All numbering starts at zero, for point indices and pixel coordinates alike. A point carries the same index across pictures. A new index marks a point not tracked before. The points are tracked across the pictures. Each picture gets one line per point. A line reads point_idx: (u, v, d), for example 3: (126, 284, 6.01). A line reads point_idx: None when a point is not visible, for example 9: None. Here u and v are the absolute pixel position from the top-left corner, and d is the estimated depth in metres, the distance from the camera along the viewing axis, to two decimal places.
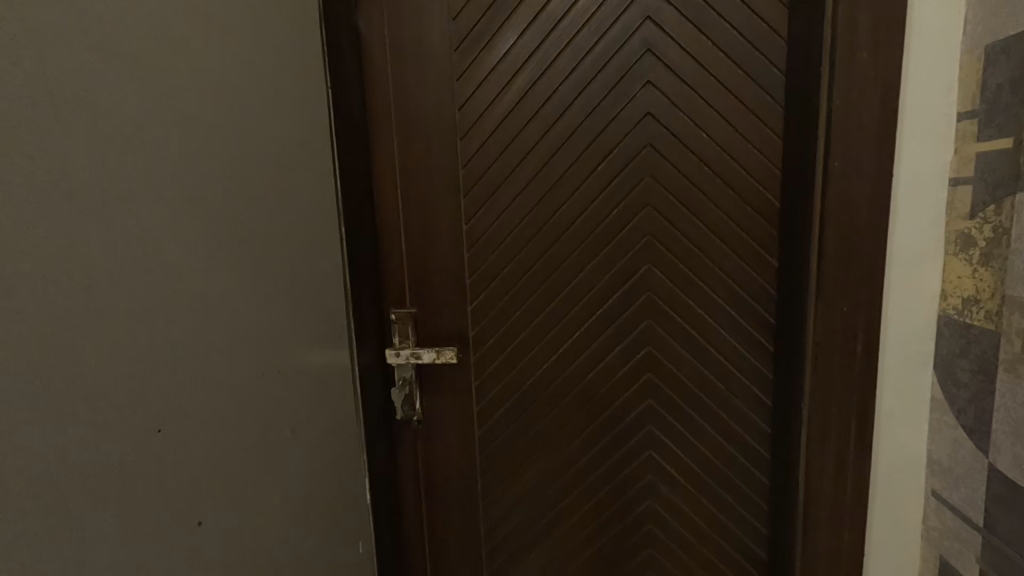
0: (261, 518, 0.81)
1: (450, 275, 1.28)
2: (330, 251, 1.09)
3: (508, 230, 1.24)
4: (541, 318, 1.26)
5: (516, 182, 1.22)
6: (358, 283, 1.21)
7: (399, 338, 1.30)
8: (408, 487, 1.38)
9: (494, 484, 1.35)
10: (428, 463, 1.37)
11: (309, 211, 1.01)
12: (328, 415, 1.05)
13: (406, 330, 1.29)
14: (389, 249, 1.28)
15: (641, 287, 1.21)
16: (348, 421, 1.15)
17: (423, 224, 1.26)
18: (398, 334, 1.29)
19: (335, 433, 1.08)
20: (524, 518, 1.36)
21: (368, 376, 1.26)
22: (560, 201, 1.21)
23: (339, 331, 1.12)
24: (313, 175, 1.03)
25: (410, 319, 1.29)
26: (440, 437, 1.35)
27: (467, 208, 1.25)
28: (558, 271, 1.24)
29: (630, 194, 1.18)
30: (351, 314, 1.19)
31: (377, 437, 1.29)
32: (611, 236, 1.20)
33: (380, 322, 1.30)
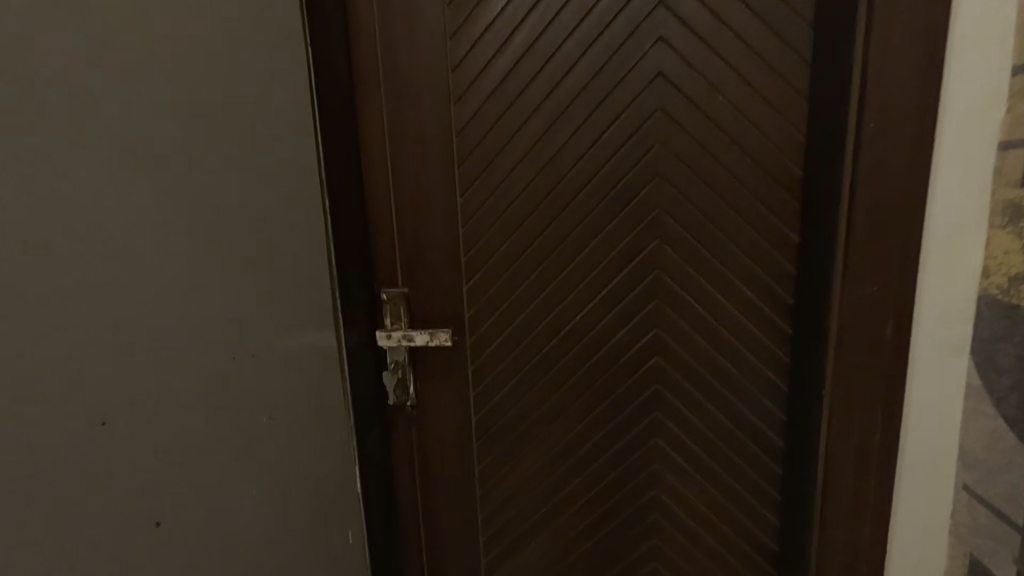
0: (234, 514, 0.74)
1: (444, 253, 1.19)
2: (314, 225, 1.01)
3: (504, 205, 1.15)
4: (541, 299, 1.18)
5: (513, 153, 1.13)
6: (345, 260, 1.12)
7: (391, 319, 1.22)
8: (401, 474, 1.33)
9: (491, 471, 1.29)
10: (423, 450, 1.31)
11: (288, 180, 0.92)
12: (312, 401, 0.98)
13: (398, 310, 1.22)
14: (379, 224, 1.20)
15: (647, 265, 1.13)
16: (335, 407, 1.08)
17: (414, 198, 1.18)
18: (389, 315, 1.22)
19: (320, 420, 1.01)
20: (521, 507, 1.30)
21: (358, 358, 1.18)
22: (561, 173, 1.12)
23: (324, 311, 1.05)
24: (293, 141, 0.94)
25: (402, 299, 1.21)
26: (435, 423, 1.29)
27: (462, 180, 1.16)
28: (559, 249, 1.15)
29: (636, 164, 1.09)
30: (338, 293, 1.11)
31: (368, 423, 1.22)
32: (616, 211, 1.12)
33: (370, 301, 1.22)
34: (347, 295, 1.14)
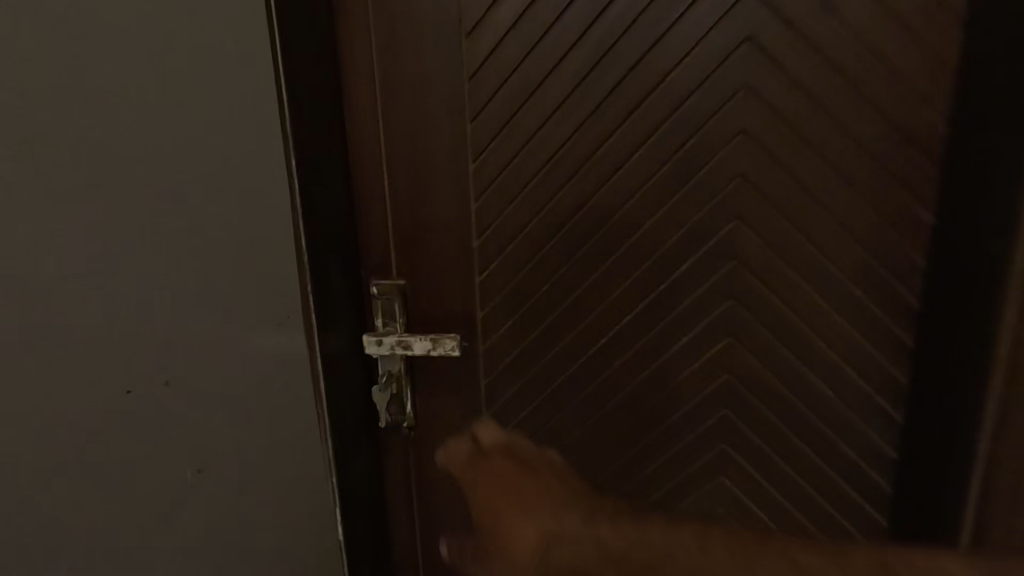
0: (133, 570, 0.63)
1: (451, 235, 0.92)
2: (263, 200, 0.75)
3: (530, 172, 0.88)
4: (576, 296, 0.91)
5: (544, 103, 0.85)
6: (321, 243, 0.85)
7: (383, 320, 0.96)
8: (394, 509, 1.07)
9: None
10: (422, 479, 1.05)
11: (209, 139, 0.67)
12: (238, 440, 0.73)
13: (393, 308, 0.96)
14: (366, 197, 0.93)
15: (720, 252, 0.86)
16: (296, 439, 0.82)
17: (413, 162, 0.90)
18: (381, 314, 0.96)
19: (258, 462, 0.76)
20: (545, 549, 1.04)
21: (339, 371, 0.91)
22: (609, 129, 0.84)
23: (279, 315, 0.78)
24: (219, 84, 0.68)
25: (397, 294, 0.95)
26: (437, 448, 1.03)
27: (476, 139, 0.88)
28: (604, 230, 0.88)
29: (712, 117, 0.81)
30: (311, 286, 0.84)
31: (352, 453, 0.95)
32: (683, 179, 0.84)
33: (355, 297, 0.95)
34: (323, 290, 0.86)
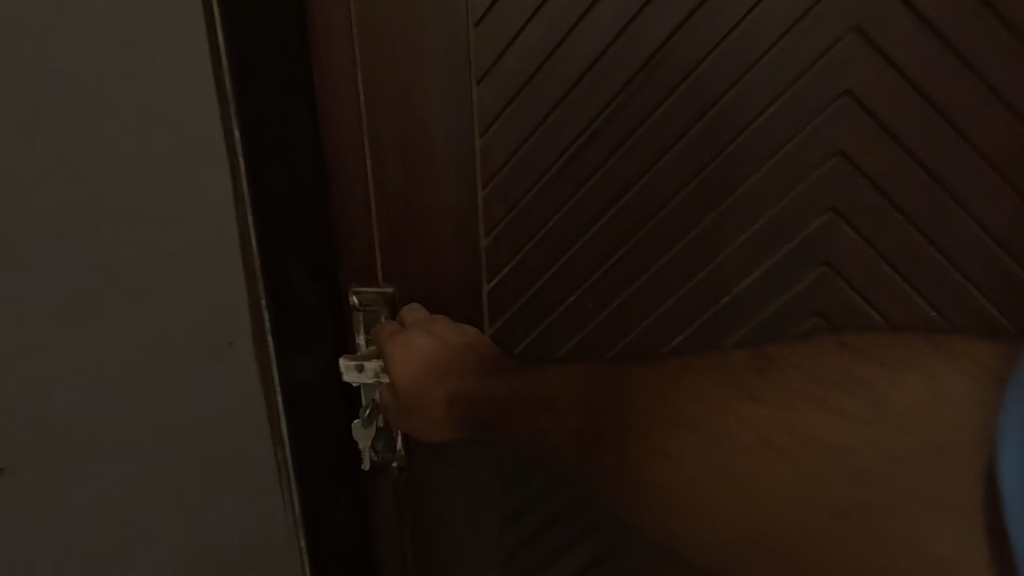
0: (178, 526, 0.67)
1: (451, 230, 0.72)
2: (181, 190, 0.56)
3: (555, 152, 0.68)
4: (613, 310, 0.72)
5: (574, 58, 0.65)
6: (279, 246, 0.63)
7: (367, 333, 0.77)
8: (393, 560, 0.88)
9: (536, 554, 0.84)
10: (421, 526, 0.85)
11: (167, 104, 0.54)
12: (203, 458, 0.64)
13: (379, 320, 0.76)
14: (342, 183, 0.72)
15: (805, 254, 0.66)
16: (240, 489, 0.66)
17: (401, 137, 0.70)
18: (363, 328, 0.77)
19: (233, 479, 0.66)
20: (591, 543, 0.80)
21: (307, 409, 0.71)
22: (660, 95, 0.64)
23: (207, 344, 0.61)
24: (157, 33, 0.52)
25: (383, 305, 0.76)
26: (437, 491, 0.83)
27: (485, 108, 0.68)
28: (653, 224, 0.68)
29: (798, 78, 0.62)
30: (268, 309, 0.61)
31: (335, 495, 0.77)
32: (755, 161, 0.64)
33: (329, 311, 0.75)
34: (284, 311, 0.65)
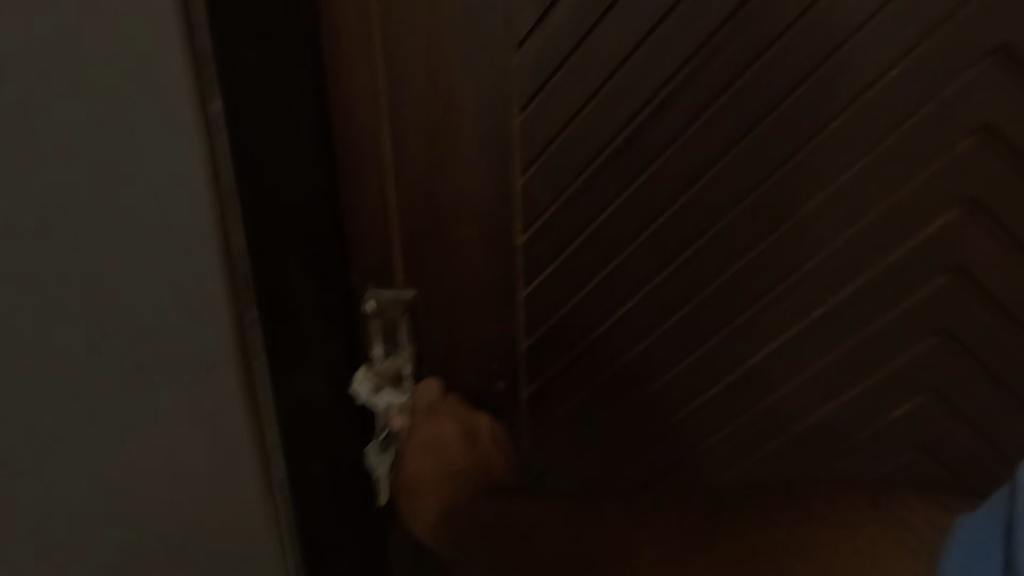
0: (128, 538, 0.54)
1: (487, 224, 0.61)
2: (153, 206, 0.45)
3: (614, 129, 0.57)
4: (678, 318, 0.62)
5: (638, 13, 0.53)
6: (269, 249, 0.54)
7: (384, 346, 0.66)
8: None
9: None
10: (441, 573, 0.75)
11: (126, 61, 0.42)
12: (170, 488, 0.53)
13: (400, 331, 0.66)
14: (354, 164, 0.60)
15: (911, 256, 0.56)
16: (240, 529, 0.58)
17: (427, 113, 0.58)
18: (380, 341, 0.66)
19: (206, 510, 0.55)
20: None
21: (310, 431, 0.61)
22: (745, 61, 0.53)
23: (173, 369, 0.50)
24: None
25: (404, 313, 0.65)
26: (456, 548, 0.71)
27: (530, 76, 0.56)
28: (730, 219, 0.58)
29: (929, 34, 0.49)
30: (260, 319, 0.54)
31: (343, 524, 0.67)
32: (863, 142, 0.53)
33: (341, 314, 0.62)
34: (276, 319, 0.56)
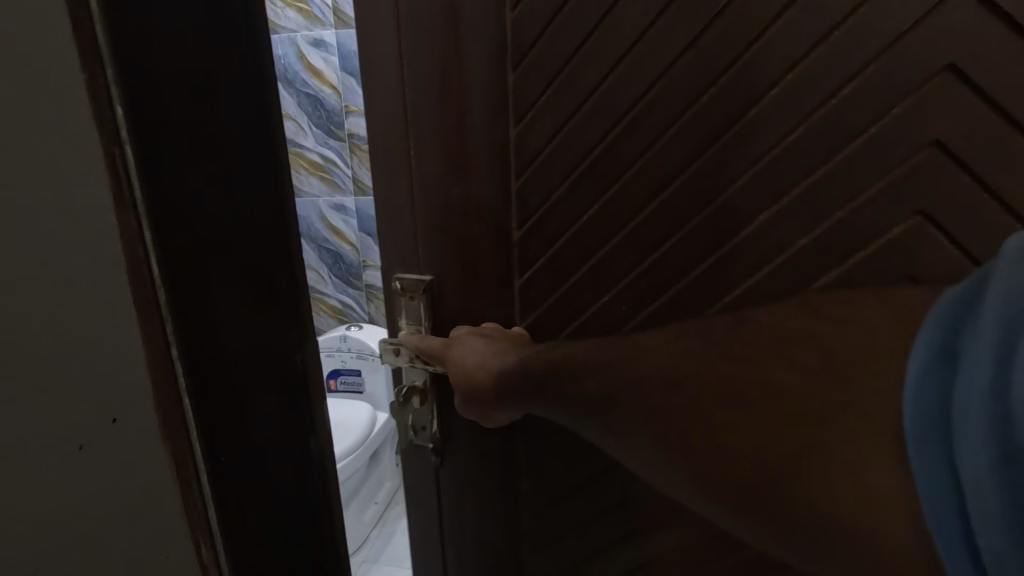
0: None
1: (487, 223, 0.70)
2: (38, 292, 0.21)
3: (591, 143, 0.63)
4: (645, 318, 0.66)
5: (612, 42, 0.59)
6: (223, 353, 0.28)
7: (406, 320, 0.76)
8: (414, 555, 0.91)
9: (553, 556, 0.83)
10: (434, 523, 0.87)
11: None
12: None
13: (418, 308, 0.74)
14: (386, 168, 0.71)
15: (882, 265, 0.55)
16: None
17: (439, 126, 0.67)
18: (405, 316, 0.76)
19: None
20: (623, 538, 0.79)
21: None
22: (706, 81, 0.56)
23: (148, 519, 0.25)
24: None
25: (422, 294, 0.74)
26: (455, 499, 0.84)
27: (521, 98, 0.65)
28: (699, 220, 0.61)
29: (888, 48, 0.50)
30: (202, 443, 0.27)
31: None
32: (820, 153, 0.54)
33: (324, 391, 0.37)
34: (182, 209, 0.25)
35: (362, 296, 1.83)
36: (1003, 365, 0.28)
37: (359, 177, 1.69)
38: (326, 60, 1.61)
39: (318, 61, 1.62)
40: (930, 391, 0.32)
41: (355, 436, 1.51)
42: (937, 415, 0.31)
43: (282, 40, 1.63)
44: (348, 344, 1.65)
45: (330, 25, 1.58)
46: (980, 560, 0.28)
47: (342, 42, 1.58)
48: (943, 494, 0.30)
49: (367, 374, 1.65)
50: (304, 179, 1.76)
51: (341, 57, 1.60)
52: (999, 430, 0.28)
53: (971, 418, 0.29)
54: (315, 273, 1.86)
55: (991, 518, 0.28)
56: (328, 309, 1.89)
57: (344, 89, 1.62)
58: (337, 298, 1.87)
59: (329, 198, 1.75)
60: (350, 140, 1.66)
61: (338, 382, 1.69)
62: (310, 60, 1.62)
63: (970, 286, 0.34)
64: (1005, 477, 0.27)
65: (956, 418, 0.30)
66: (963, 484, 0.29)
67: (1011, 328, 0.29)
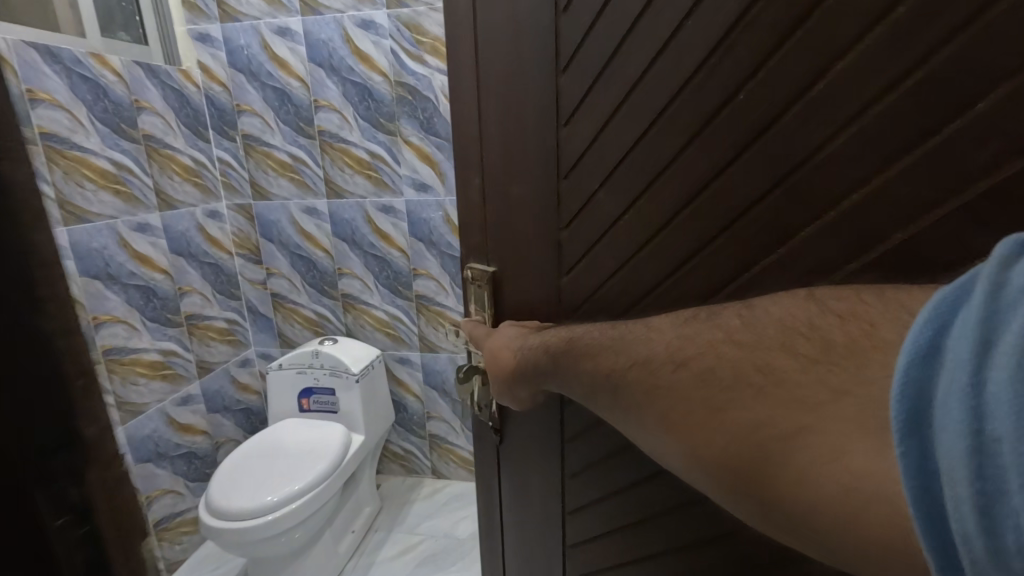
0: None
1: (536, 223, 0.70)
2: None
3: (625, 145, 0.62)
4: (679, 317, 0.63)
5: (650, 37, 0.56)
6: None
7: (475, 306, 0.79)
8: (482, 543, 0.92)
9: (600, 552, 0.80)
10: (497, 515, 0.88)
11: None
12: None
13: (483, 297, 0.77)
14: (462, 168, 0.73)
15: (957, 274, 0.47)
16: None
17: (504, 126, 0.68)
18: (473, 302, 0.78)
19: None
20: (669, 550, 0.73)
21: None
22: (741, 77, 0.52)
23: None
24: None
25: (487, 284, 0.75)
26: (508, 487, 0.85)
27: (568, 95, 0.64)
28: (739, 219, 0.56)
29: (959, 31, 0.42)
30: None
31: None
32: (873, 158, 0.48)
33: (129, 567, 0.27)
34: None
35: (336, 306, 1.91)
36: (982, 363, 0.27)
37: (331, 177, 1.77)
38: (293, 49, 1.67)
39: (284, 51, 1.68)
40: (904, 393, 0.30)
41: (326, 462, 1.51)
42: (906, 413, 0.29)
43: (244, 27, 1.68)
44: (322, 360, 1.72)
45: (294, 11, 1.64)
46: (953, 561, 0.27)
47: (309, 31, 1.65)
48: (922, 507, 0.28)
49: (341, 393, 1.71)
50: (272, 180, 1.82)
51: (306, 46, 1.66)
52: (977, 431, 0.26)
53: (946, 423, 0.27)
54: (288, 281, 1.92)
55: (968, 520, 0.26)
56: (301, 319, 1.95)
57: (312, 82, 1.69)
58: (312, 309, 1.93)
59: (301, 202, 1.82)
60: (320, 137, 1.74)
61: (312, 399, 1.75)
62: (276, 49, 1.68)
63: (953, 293, 0.31)
64: (981, 482, 0.25)
65: (933, 422, 0.28)
66: (941, 482, 0.27)
67: (987, 331, 0.27)
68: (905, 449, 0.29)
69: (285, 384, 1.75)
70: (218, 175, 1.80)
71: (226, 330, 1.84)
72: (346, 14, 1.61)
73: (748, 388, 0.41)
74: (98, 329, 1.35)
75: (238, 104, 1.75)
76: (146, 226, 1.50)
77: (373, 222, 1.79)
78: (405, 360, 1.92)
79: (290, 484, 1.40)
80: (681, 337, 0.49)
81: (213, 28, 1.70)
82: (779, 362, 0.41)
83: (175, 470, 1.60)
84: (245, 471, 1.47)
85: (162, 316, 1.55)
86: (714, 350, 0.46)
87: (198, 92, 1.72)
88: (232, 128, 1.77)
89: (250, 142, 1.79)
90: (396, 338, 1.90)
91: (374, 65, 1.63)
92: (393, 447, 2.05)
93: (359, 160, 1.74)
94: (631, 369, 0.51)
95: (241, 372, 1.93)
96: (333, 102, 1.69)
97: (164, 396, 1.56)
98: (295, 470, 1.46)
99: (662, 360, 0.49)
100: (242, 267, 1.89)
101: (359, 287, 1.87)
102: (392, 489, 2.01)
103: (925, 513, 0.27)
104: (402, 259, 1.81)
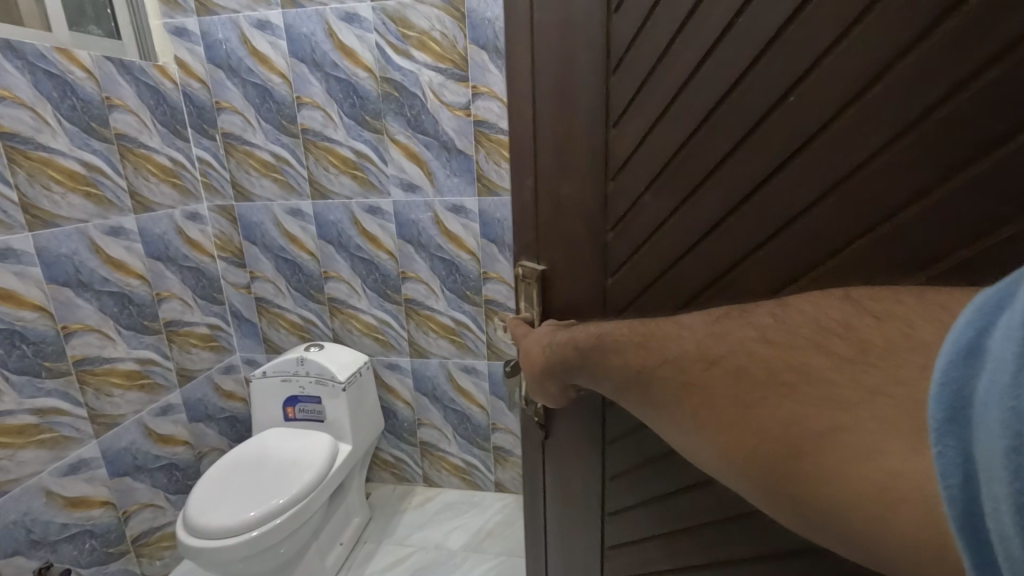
0: None
1: (583, 222, 0.70)
2: None
3: (672, 147, 0.60)
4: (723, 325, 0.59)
5: (699, 37, 0.55)
6: None
7: (524, 303, 0.80)
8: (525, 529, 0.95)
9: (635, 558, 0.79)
10: (539, 504, 0.90)
11: None
12: None
13: (531, 294, 0.78)
14: (516, 168, 0.74)
15: None
16: None
17: (556, 126, 0.68)
18: (523, 298, 0.79)
19: None
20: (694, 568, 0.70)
21: None
22: (793, 77, 0.49)
23: None
24: None
25: (536, 281, 0.76)
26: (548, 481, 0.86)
27: (618, 94, 0.63)
28: (793, 224, 0.52)
29: None
30: None
31: None
32: (933, 167, 0.42)
33: None
34: None
35: (323, 310, 1.87)
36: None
37: (316, 178, 1.73)
38: (274, 45, 1.63)
39: (264, 46, 1.64)
40: (950, 393, 0.29)
41: (313, 474, 1.46)
42: (952, 414, 0.28)
43: (222, 21, 1.64)
44: (308, 367, 1.67)
45: (275, 4, 1.60)
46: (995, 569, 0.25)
47: (290, 24, 1.61)
48: (963, 507, 0.27)
49: (327, 401, 1.67)
50: (255, 181, 1.78)
51: (287, 40, 1.62)
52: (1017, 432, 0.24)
53: (988, 423, 0.26)
54: (273, 285, 1.87)
55: (1007, 519, 0.24)
56: (287, 324, 1.90)
57: (294, 78, 1.65)
58: (297, 313, 1.89)
59: (285, 203, 1.78)
60: (303, 135, 1.70)
61: (298, 408, 1.70)
62: (256, 43, 1.64)
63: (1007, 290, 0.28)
64: (1016, 485, 0.24)
65: (974, 422, 0.27)
66: (982, 484, 0.26)
67: None
68: (948, 448, 0.28)
69: (270, 392, 1.70)
70: (198, 176, 1.73)
71: (209, 336, 1.78)
72: (328, 8, 1.58)
73: (783, 387, 0.41)
74: (70, 338, 1.28)
75: (218, 101, 1.71)
76: (120, 231, 1.44)
77: (360, 224, 1.75)
78: (395, 366, 1.88)
79: (274, 497, 1.35)
80: (710, 335, 0.49)
81: (190, 21, 1.65)
82: (816, 362, 0.41)
83: (155, 484, 1.54)
84: (229, 483, 1.42)
85: (139, 324, 1.49)
86: (746, 348, 0.45)
87: (176, 89, 1.65)
88: (211, 126, 1.73)
89: (231, 140, 1.75)
90: (385, 342, 1.86)
91: (359, 60, 1.60)
92: (383, 454, 2.01)
93: (345, 159, 1.70)
94: (661, 366, 0.50)
95: (226, 379, 1.87)
96: (316, 99, 1.66)
97: (143, 408, 1.49)
98: (280, 483, 1.41)
99: (692, 357, 0.49)
100: (225, 271, 1.83)
101: (346, 291, 1.83)
102: (382, 498, 1.97)
103: (965, 514, 0.26)
104: (391, 263, 1.77)
